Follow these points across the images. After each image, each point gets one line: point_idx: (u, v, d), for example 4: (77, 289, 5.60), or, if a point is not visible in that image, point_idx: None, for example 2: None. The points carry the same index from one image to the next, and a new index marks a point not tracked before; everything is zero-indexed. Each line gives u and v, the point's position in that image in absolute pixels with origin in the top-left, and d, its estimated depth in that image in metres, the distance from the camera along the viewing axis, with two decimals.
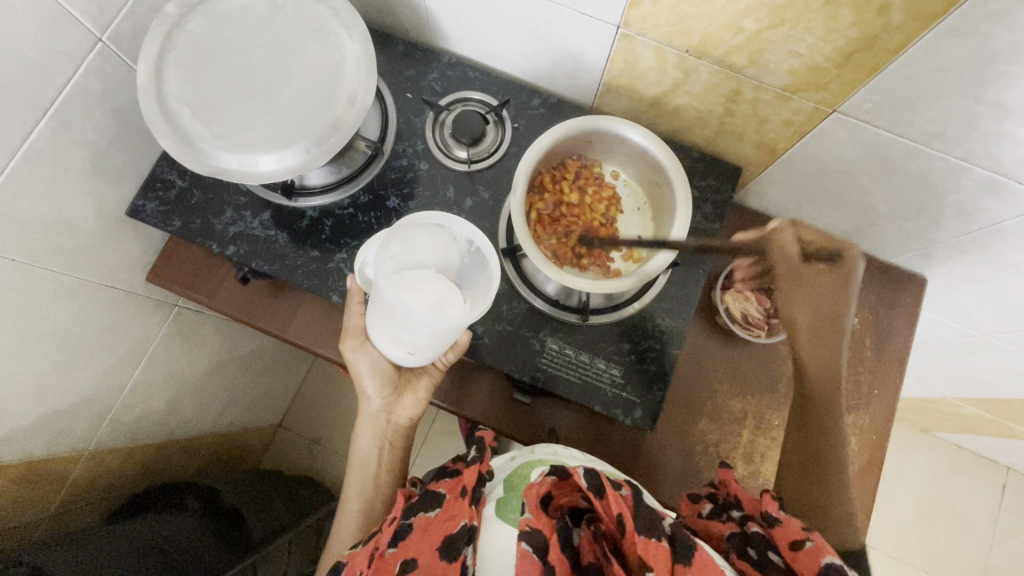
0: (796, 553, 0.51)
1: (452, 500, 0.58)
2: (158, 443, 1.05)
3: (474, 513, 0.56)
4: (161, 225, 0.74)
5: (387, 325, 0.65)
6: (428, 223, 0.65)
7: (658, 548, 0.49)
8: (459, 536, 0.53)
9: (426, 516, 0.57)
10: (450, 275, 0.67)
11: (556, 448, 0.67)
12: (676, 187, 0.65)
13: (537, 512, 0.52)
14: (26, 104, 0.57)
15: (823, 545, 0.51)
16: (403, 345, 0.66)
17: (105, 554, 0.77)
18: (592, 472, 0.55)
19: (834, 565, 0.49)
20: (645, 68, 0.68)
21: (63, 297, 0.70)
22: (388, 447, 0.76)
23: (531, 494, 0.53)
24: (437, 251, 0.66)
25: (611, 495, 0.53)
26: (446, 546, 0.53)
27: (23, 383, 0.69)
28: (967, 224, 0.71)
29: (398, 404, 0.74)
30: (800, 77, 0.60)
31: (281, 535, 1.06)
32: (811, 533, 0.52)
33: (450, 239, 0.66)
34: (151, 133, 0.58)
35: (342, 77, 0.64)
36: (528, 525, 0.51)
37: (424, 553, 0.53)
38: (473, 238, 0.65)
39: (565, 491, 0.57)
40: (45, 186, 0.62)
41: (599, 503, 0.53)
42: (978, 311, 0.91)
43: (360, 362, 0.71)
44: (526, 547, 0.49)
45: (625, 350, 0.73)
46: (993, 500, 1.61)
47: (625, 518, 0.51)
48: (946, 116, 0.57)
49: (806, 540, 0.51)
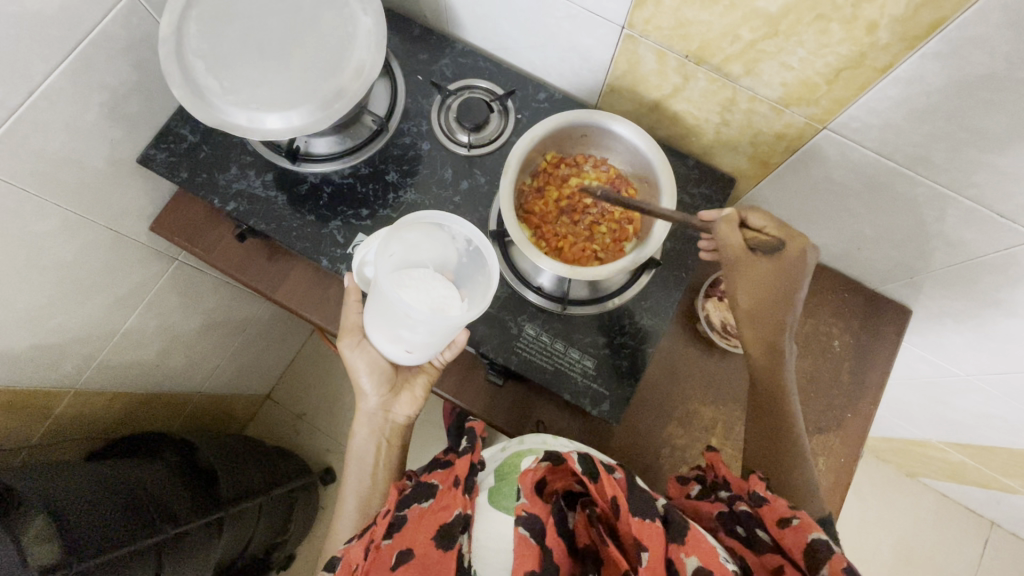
0: (783, 530, 0.51)
1: (445, 490, 0.57)
2: (141, 394, 1.07)
3: (467, 502, 0.55)
4: (168, 174, 0.77)
5: (386, 324, 0.66)
6: (426, 222, 0.66)
7: (652, 527, 0.48)
8: (455, 525, 0.52)
9: (421, 507, 0.57)
10: (447, 274, 0.67)
11: (547, 437, 0.66)
12: (665, 182, 0.67)
13: (532, 497, 0.51)
14: (53, 41, 0.60)
15: (811, 522, 0.50)
16: (401, 343, 0.67)
17: (76, 491, 0.78)
18: (586, 456, 0.53)
19: (821, 541, 0.48)
20: (647, 70, 0.70)
21: (66, 233, 0.73)
22: (385, 446, 0.76)
23: (526, 480, 0.52)
24: (436, 250, 0.67)
25: (606, 479, 0.51)
26: (441, 534, 0.52)
27: (20, 310, 0.72)
28: (952, 256, 0.72)
29: (394, 402, 0.75)
30: (792, 91, 0.62)
31: (253, 497, 1.07)
32: (798, 511, 0.51)
33: (448, 238, 0.67)
34: (167, 82, 0.62)
35: (352, 48, 0.67)
36: (525, 510, 0.49)
37: (419, 543, 0.52)
38: (471, 237, 0.66)
39: (559, 476, 0.55)
40: (62, 124, 0.65)
41: (594, 487, 0.52)
42: (962, 349, 0.91)
43: (358, 360, 0.73)
44: (525, 532, 0.48)
45: (601, 342, 0.74)
46: (973, 553, 1.58)
47: (620, 500, 0.50)
48: (930, 140, 0.58)
49: (794, 518, 0.51)
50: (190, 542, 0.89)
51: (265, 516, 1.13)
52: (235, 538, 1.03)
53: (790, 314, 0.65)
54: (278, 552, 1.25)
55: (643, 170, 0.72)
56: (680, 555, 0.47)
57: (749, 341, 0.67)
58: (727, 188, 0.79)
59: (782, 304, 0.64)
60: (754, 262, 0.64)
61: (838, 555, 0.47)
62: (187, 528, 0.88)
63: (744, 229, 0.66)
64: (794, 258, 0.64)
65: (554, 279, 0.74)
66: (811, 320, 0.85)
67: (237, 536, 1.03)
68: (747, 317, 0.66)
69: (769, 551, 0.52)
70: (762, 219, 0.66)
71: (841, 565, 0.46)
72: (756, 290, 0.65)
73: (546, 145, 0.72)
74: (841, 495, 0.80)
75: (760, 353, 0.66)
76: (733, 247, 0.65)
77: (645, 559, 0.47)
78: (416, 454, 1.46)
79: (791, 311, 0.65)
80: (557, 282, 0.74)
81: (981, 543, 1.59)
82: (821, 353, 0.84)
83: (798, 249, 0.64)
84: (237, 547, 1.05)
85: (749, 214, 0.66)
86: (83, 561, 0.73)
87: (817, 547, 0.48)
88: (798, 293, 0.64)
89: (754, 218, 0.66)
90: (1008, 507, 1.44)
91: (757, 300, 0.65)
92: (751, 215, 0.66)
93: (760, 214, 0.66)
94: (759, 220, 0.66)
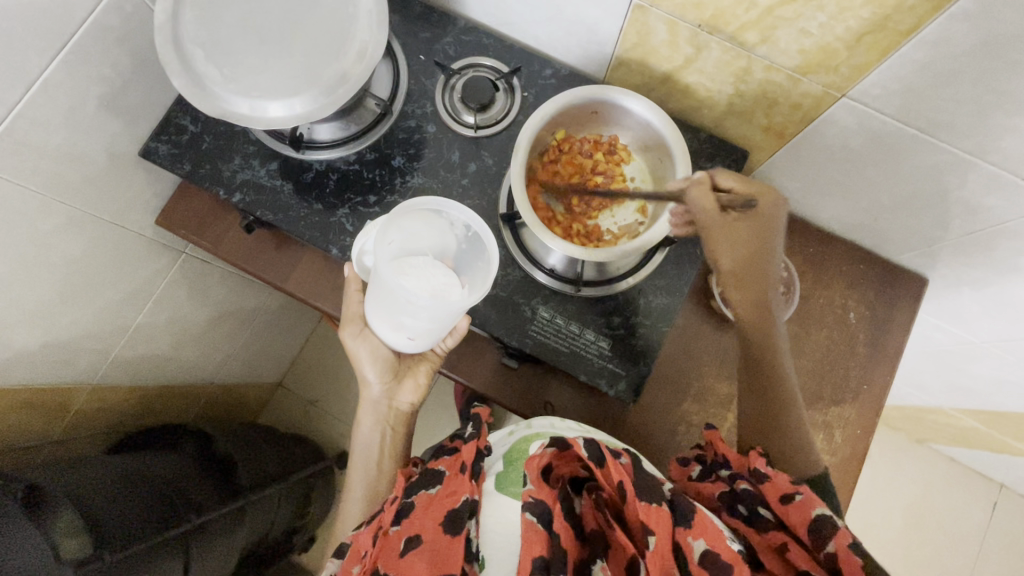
0: (787, 507, 0.51)
1: (452, 475, 0.57)
2: (156, 388, 1.07)
3: (475, 487, 0.55)
4: (171, 167, 0.76)
5: (387, 312, 0.66)
6: (424, 209, 0.66)
7: (658, 512, 0.49)
8: (462, 509, 0.53)
9: (428, 493, 0.56)
10: (447, 260, 0.67)
11: (554, 421, 0.66)
12: (677, 159, 0.66)
13: (539, 483, 0.51)
14: (47, 33, 0.58)
15: (814, 498, 0.51)
16: (403, 331, 0.67)
17: (98, 488, 0.78)
18: (592, 443, 0.53)
19: (825, 518, 0.48)
20: (657, 42, 0.68)
21: (73, 230, 0.72)
22: (392, 434, 0.78)
23: (533, 466, 0.52)
24: (435, 237, 0.67)
25: (613, 464, 0.51)
26: (450, 520, 0.52)
27: (32, 309, 0.72)
28: (972, 222, 0.71)
29: (399, 390, 0.76)
30: (811, 58, 0.60)
31: (270, 484, 1.09)
32: (800, 487, 0.52)
33: (446, 225, 0.67)
34: (165, 71, 0.60)
35: (354, 30, 0.65)
36: (532, 497, 0.49)
37: (428, 529, 0.53)
38: (470, 223, 0.66)
39: (565, 461, 0.55)
40: (61, 119, 0.64)
41: (600, 472, 0.52)
42: (978, 317, 0.90)
43: (360, 349, 0.74)
44: (532, 518, 0.48)
45: (615, 323, 0.74)
46: (981, 515, 1.60)
47: (626, 485, 0.50)
48: (954, 105, 0.56)
49: (796, 494, 0.51)
50: (214, 530, 0.90)
51: (283, 499, 1.14)
52: (258, 523, 1.05)
53: (771, 264, 0.62)
54: (299, 535, 1.27)
55: (655, 148, 0.70)
56: (686, 538, 0.48)
57: (740, 300, 0.63)
58: (740, 162, 0.77)
59: (762, 260, 0.61)
60: (738, 225, 0.59)
61: (842, 531, 0.47)
62: (209, 518, 0.90)
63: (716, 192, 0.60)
64: (767, 215, 0.60)
65: (565, 260, 0.73)
66: (826, 293, 0.84)
67: (260, 521, 1.05)
68: (734, 280, 0.62)
69: (772, 528, 0.52)
70: (729, 177, 0.60)
71: (845, 541, 0.47)
72: (738, 252, 0.60)
73: (558, 121, 0.70)
74: (858, 466, 0.80)
75: (749, 312, 0.63)
76: (710, 215, 0.58)
77: (652, 542, 0.47)
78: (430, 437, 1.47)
79: (772, 261, 0.61)
80: (569, 263, 0.74)
81: (989, 505, 1.61)
82: (837, 326, 0.83)
83: (767, 204, 0.60)
84: (262, 530, 1.07)
85: (720, 175, 0.60)
86: (114, 554, 0.73)
87: (821, 523, 0.48)
88: (775, 244, 0.61)
89: (724, 180, 0.60)
90: (1018, 470, 1.45)
91: (740, 261, 0.61)
92: (722, 176, 0.59)
93: (730, 174, 0.60)
94: (729, 181, 0.60)
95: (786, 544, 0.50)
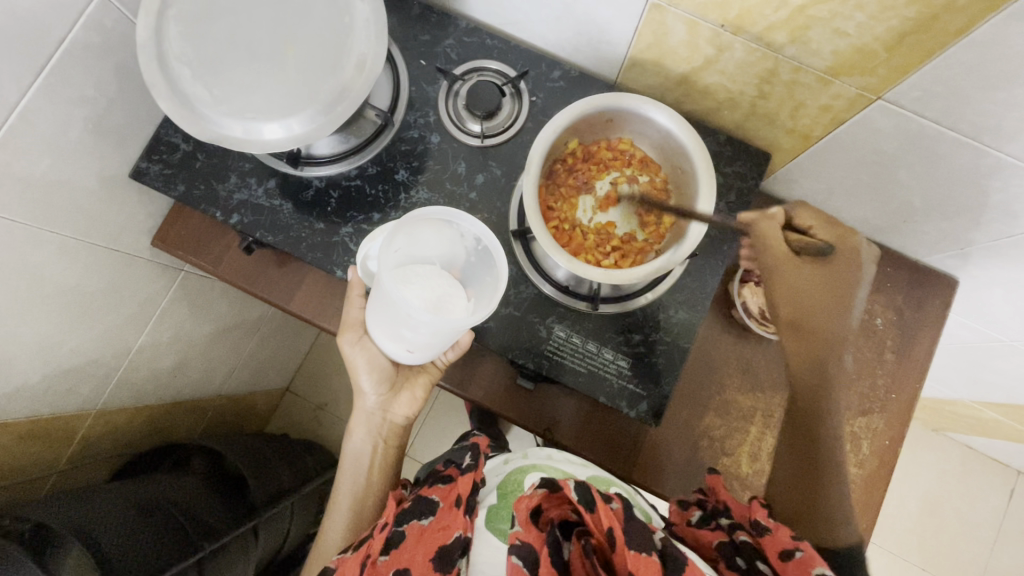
0: (786, 563, 0.49)
1: (446, 508, 0.58)
2: (162, 406, 1.05)
3: (468, 524, 0.55)
4: (164, 189, 0.72)
5: (387, 322, 0.64)
6: (435, 218, 0.62)
7: (649, 562, 0.46)
8: (454, 547, 0.53)
9: (420, 524, 0.57)
10: (454, 271, 0.65)
11: (551, 453, 0.69)
12: (699, 170, 0.62)
13: (527, 525, 0.51)
14: (23, 57, 0.54)
15: (814, 555, 0.49)
16: (402, 341, 0.65)
17: (110, 521, 0.77)
18: (582, 484, 0.53)
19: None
20: (675, 42, 0.63)
21: (66, 258, 0.69)
22: (382, 447, 0.77)
23: (521, 507, 0.52)
24: (443, 246, 0.64)
25: (602, 508, 0.50)
26: (440, 557, 0.53)
27: (29, 343, 0.69)
28: (1011, 226, 0.67)
29: (393, 402, 0.75)
30: (845, 59, 0.55)
31: (283, 499, 1.07)
32: (800, 542, 0.50)
33: (456, 235, 0.63)
34: (151, 94, 0.56)
35: (351, 41, 0.60)
36: (517, 539, 0.50)
37: (418, 563, 0.52)
38: (482, 236, 0.62)
39: (555, 504, 0.54)
40: (45, 146, 0.60)
41: (590, 517, 0.51)
42: (1010, 317, 0.87)
43: (358, 356, 0.71)
44: (517, 561, 0.49)
45: (633, 340, 0.71)
46: (999, 503, 1.58)
47: (616, 531, 0.49)
48: (1004, 109, 0.52)
49: (796, 551, 0.49)
50: (228, 553, 0.90)
51: (298, 514, 1.14)
52: (272, 538, 1.04)
53: (840, 320, 0.61)
54: None
55: (675, 156, 0.66)
56: None
57: (791, 349, 0.62)
58: (762, 165, 0.73)
59: (834, 307, 0.61)
60: (805, 264, 0.61)
61: None
62: (222, 541, 0.89)
63: (791, 230, 0.64)
64: (847, 260, 0.62)
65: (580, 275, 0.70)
66: None
67: (274, 536, 1.05)
68: (791, 329, 0.62)
69: None
70: (808, 217, 0.64)
71: None
72: (802, 292, 0.61)
73: (576, 128, 0.66)
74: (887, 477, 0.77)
75: (805, 376, 0.62)
76: (778, 246, 0.62)
77: None
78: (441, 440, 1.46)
79: (846, 316, 0.61)
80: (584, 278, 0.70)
81: (1008, 493, 1.59)
82: (864, 333, 0.80)
83: (849, 246, 0.62)
84: (277, 544, 1.07)
85: (798, 213, 0.64)
86: None
87: None
88: (850, 297, 0.61)
89: (802, 216, 0.64)
90: None
91: (801, 304, 0.61)
92: (800, 213, 0.63)
93: (810, 214, 0.64)
94: (807, 219, 0.64)
95: None
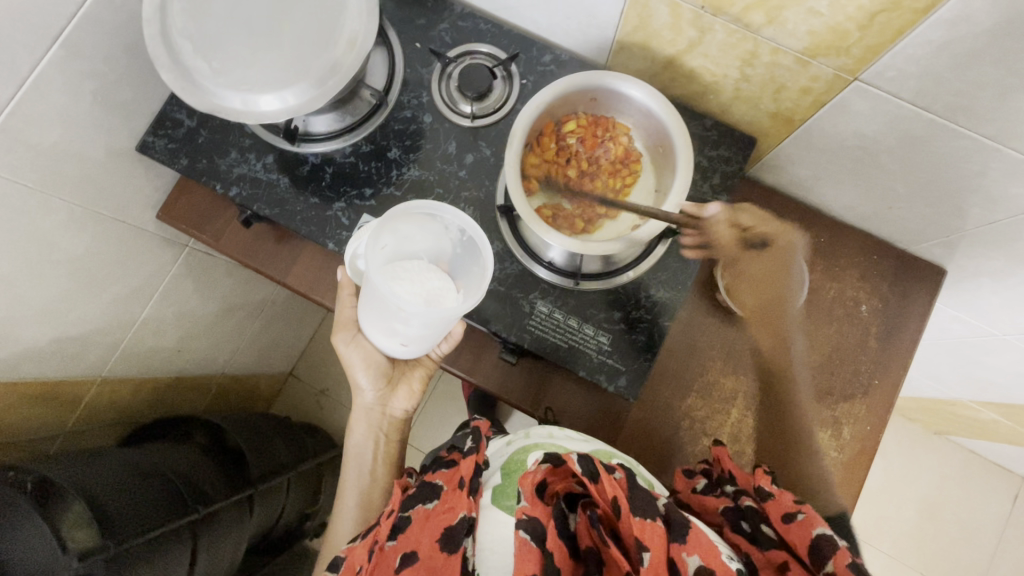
0: (788, 525, 0.50)
1: (450, 491, 0.57)
2: (166, 380, 1.09)
3: (472, 504, 0.55)
4: (169, 162, 0.76)
5: (379, 319, 0.66)
6: (419, 213, 0.64)
7: (654, 528, 0.48)
8: (459, 527, 0.53)
9: (425, 507, 0.56)
10: (442, 264, 0.67)
11: (552, 430, 0.66)
12: (680, 148, 0.64)
13: (532, 500, 0.50)
14: (36, 30, 0.58)
15: (816, 516, 0.49)
16: (396, 337, 0.67)
17: (110, 480, 0.80)
18: (587, 458, 0.52)
19: (825, 537, 0.47)
20: (659, 25, 0.65)
21: (75, 226, 0.73)
22: (383, 441, 0.78)
23: (526, 482, 0.51)
24: (430, 241, 0.66)
25: (607, 480, 0.51)
26: (446, 538, 0.52)
27: (38, 307, 0.73)
28: (992, 212, 0.67)
29: (391, 398, 0.77)
30: (821, 40, 0.57)
31: (281, 473, 1.11)
32: (802, 504, 0.51)
33: (441, 228, 0.65)
34: (154, 66, 0.59)
35: (344, 19, 0.63)
36: (525, 514, 0.49)
37: (424, 546, 0.52)
38: (465, 227, 0.64)
39: (560, 478, 0.53)
40: (57, 117, 0.64)
41: (595, 488, 0.51)
42: (1000, 310, 0.87)
43: (353, 355, 0.74)
44: (525, 535, 0.47)
45: (615, 318, 0.72)
46: (1001, 509, 1.56)
47: (622, 502, 0.50)
48: (977, 88, 0.53)
49: (799, 513, 0.50)
50: (223, 520, 0.93)
51: (294, 491, 1.16)
52: (266, 513, 1.06)
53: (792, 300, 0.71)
54: (310, 522, 1.29)
55: (657, 134, 0.68)
56: (681, 555, 0.47)
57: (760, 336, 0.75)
58: (746, 150, 0.75)
59: (786, 295, 0.72)
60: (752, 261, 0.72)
61: (842, 551, 0.46)
62: (218, 506, 0.92)
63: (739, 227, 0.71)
64: (785, 254, 0.72)
65: (567, 253, 0.71)
66: (838, 284, 0.81)
67: (272, 509, 1.08)
68: (758, 319, 0.74)
69: (773, 545, 0.51)
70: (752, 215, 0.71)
71: (845, 561, 0.45)
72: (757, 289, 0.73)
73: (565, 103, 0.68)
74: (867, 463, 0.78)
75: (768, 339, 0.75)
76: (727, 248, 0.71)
77: (647, 559, 0.46)
78: (437, 426, 1.48)
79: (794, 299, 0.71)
80: (570, 256, 0.72)
81: (1010, 499, 1.57)
82: (848, 318, 0.81)
83: (786, 243, 0.72)
84: (273, 519, 1.10)
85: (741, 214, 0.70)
86: (119, 545, 0.74)
87: (819, 542, 0.47)
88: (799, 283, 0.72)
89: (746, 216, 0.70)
90: None
91: (762, 300, 0.73)
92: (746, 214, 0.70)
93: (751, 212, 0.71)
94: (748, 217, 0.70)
95: (788, 564, 0.49)
